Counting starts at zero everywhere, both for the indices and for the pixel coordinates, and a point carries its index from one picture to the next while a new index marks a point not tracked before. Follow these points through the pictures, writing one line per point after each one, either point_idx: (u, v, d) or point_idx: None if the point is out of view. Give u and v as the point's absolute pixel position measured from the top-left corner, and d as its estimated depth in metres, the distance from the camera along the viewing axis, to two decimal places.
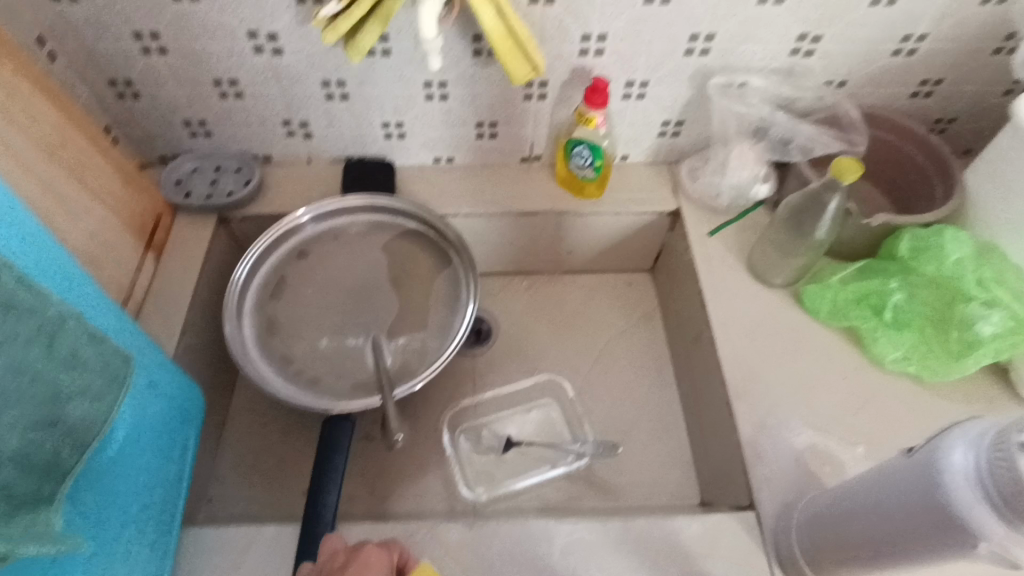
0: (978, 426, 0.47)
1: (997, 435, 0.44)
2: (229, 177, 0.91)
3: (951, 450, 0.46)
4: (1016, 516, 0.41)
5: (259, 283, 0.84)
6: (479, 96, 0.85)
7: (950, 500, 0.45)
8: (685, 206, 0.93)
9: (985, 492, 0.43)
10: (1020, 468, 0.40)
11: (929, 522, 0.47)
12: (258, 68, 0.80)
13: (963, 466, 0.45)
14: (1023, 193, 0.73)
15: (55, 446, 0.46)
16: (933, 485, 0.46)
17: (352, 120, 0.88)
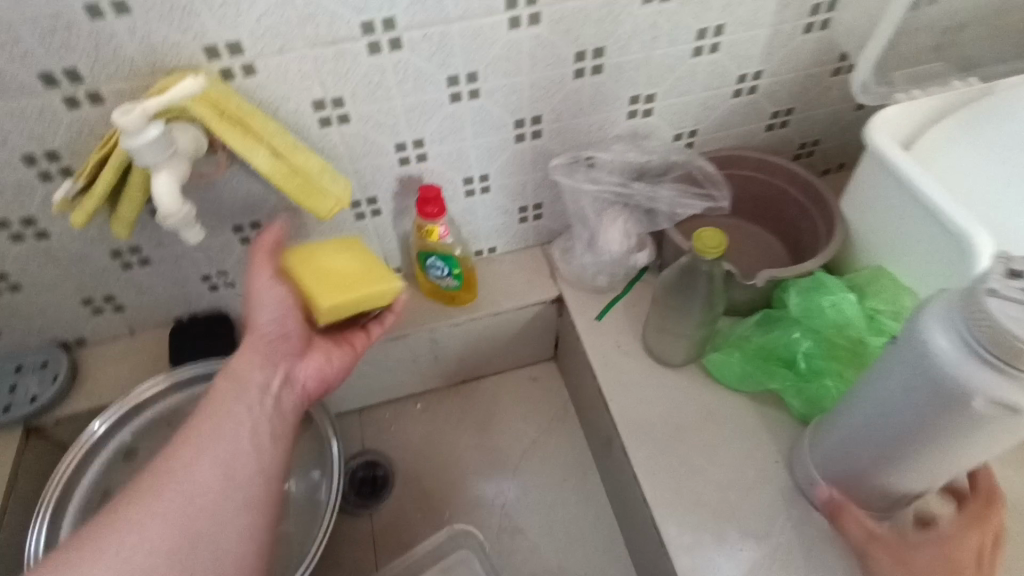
0: (945, 305, 0.47)
1: (967, 300, 0.45)
2: (32, 377, 0.76)
3: (930, 332, 0.47)
4: (1007, 364, 0.42)
5: (76, 511, 0.69)
6: (305, 228, 0.75)
7: (940, 372, 0.46)
8: (566, 292, 0.83)
9: (975, 348, 0.44)
10: (998, 323, 0.42)
11: (934, 402, 0.47)
12: (26, 256, 0.67)
13: (947, 348, 0.45)
14: (903, 214, 0.65)
15: None
16: (925, 368, 0.47)
17: (166, 283, 0.76)
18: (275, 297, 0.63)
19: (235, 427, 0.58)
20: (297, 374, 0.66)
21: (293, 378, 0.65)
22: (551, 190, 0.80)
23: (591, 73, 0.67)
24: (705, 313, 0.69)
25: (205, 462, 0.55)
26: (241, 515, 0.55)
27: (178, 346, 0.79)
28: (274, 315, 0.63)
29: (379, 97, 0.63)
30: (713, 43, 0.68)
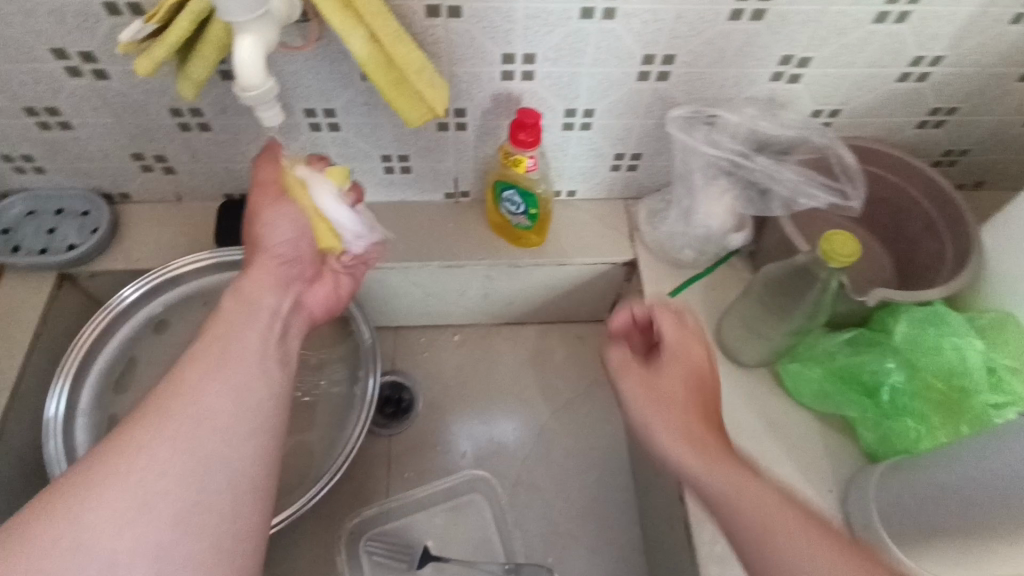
0: None
1: None
2: (71, 223, 0.73)
3: None
4: None
5: (99, 371, 0.66)
6: (380, 127, 0.67)
7: None
8: (642, 257, 0.76)
9: None
10: None
11: None
12: (80, 93, 0.61)
13: None
14: None
15: None
16: None
17: (222, 154, 0.70)
18: (289, 216, 0.57)
19: (244, 343, 0.52)
20: (307, 298, 0.61)
21: (303, 304, 0.61)
22: (656, 143, 0.71)
23: (750, 17, 0.57)
24: (805, 321, 0.63)
25: (216, 387, 0.48)
26: (254, 439, 0.49)
27: (226, 224, 0.74)
28: (288, 235, 0.57)
29: None
30: (902, 11, 0.57)
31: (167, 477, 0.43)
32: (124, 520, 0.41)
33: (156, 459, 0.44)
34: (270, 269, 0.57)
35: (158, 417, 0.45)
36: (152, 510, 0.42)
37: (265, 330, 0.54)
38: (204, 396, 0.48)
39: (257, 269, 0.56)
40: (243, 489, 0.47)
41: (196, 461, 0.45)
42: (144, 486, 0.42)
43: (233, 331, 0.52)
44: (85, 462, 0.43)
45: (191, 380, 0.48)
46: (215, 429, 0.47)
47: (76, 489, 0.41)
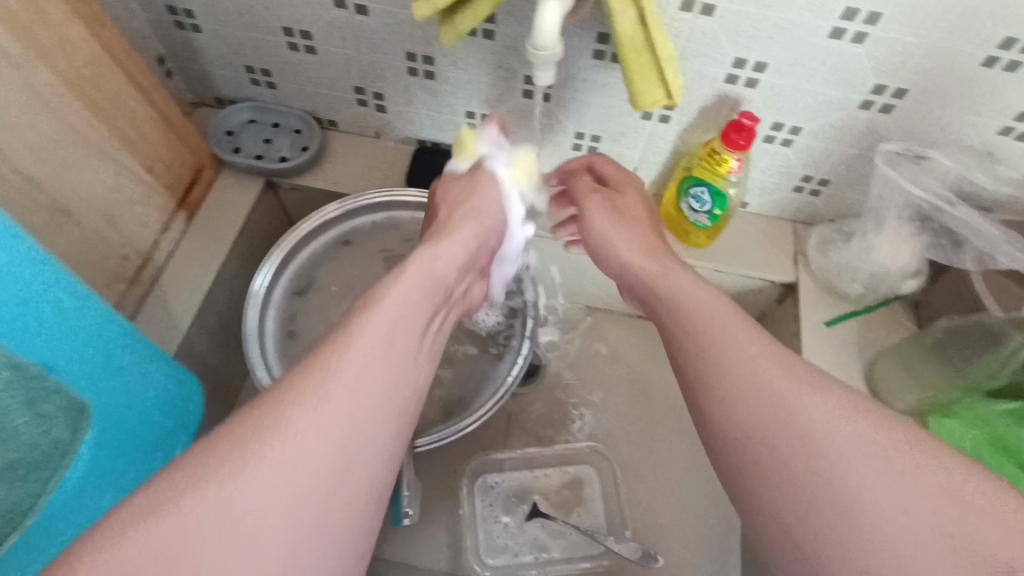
0: None
1: None
2: (285, 138, 0.80)
3: None
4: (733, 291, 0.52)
5: (293, 271, 0.75)
6: (587, 106, 0.70)
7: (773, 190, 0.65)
8: (804, 281, 0.77)
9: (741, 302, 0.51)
10: None
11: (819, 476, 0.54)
12: (336, 24, 0.67)
13: None
14: None
15: None
16: None
17: (433, 102, 0.74)
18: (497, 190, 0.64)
19: (404, 315, 0.49)
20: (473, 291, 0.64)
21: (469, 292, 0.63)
22: (852, 171, 0.71)
23: (1003, 67, 0.56)
24: (984, 378, 0.62)
25: (357, 362, 0.44)
26: (397, 418, 0.45)
27: (417, 166, 0.79)
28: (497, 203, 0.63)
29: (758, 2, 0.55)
30: None
31: (272, 467, 0.38)
32: (278, 474, 0.38)
33: (271, 458, 0.38)
34: (464, 237, 0.58)
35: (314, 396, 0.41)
36: (299, 468, 0.38)
37: (422, 309, 0.51)
38: (346, 371, 0.43)
39: (452, 242, 0.57)
40: (380, 472, 0.42)
41: (320, 443, 0.39)
42: (300, 457, 0.39)
43: (392, 303, 0.49)
44: (218, 445, 0.39)
45: (361, 349, 0.44)
46: (340, 398, 0.41)
47: (232, 448, 0.38)
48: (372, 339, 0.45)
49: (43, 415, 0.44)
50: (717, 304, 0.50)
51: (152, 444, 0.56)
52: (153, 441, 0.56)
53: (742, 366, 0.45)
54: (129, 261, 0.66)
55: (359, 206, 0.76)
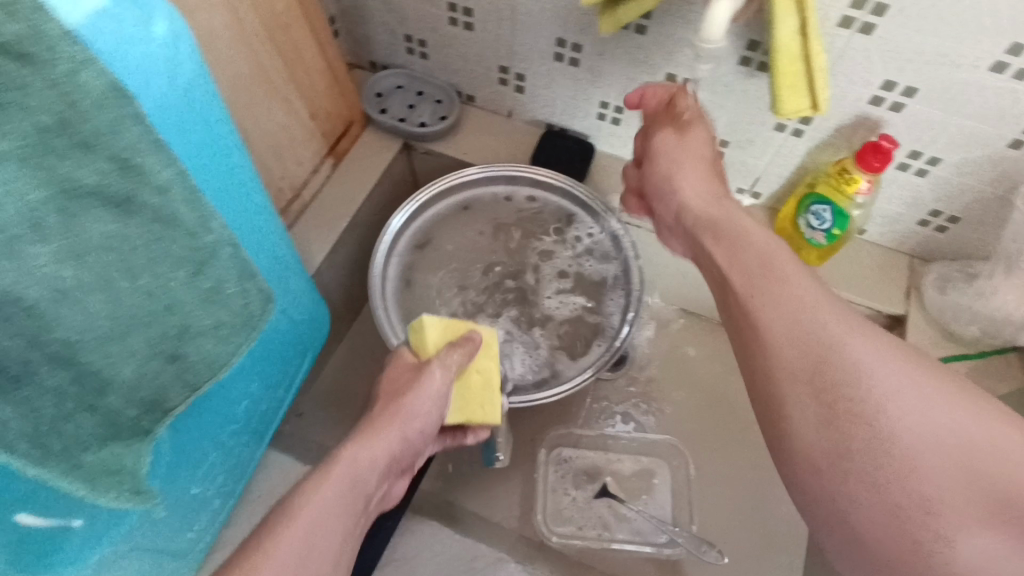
0: None
1: None
2: (427, 106, 0.86)
3: None
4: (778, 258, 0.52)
5: (418, 227, 0.81)
6: (721, 110, 0.71)
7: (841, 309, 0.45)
8: (914, 316, 0.75)
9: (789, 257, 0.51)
10: None
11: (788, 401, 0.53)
12: (498, 5, 0.72)
13: None
14: None
15: (177, 385, 0.38)
16: None
17: (571, 89, 0.78)
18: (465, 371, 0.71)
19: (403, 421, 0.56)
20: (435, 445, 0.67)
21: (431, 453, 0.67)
22: (987, 211, 0.69)
23: None
24: None
25: (332, 494, 0.50)
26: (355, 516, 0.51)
27: (543, 148, 0.84)
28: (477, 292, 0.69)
29: (921, 26, 0.56)
30: None
31: None
32: None
33: None
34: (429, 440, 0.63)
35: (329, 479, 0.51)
36: None
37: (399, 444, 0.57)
38: (320, 507, 0.49)
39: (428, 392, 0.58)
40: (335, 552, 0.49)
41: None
42: None
43: (366, 452, 0.54)
44: None
45: (336, 488, 0.50)
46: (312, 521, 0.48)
47: None
48: (338, 485, 0.51)
49: (243, 288, 0.39)
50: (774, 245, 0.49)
51: (289, 352, 0.60)
52: (291, 344, 0.60)
53: (786, 302, 0.45)
54: (283, 193, 0.74)
55: (488, 175, 0.81)
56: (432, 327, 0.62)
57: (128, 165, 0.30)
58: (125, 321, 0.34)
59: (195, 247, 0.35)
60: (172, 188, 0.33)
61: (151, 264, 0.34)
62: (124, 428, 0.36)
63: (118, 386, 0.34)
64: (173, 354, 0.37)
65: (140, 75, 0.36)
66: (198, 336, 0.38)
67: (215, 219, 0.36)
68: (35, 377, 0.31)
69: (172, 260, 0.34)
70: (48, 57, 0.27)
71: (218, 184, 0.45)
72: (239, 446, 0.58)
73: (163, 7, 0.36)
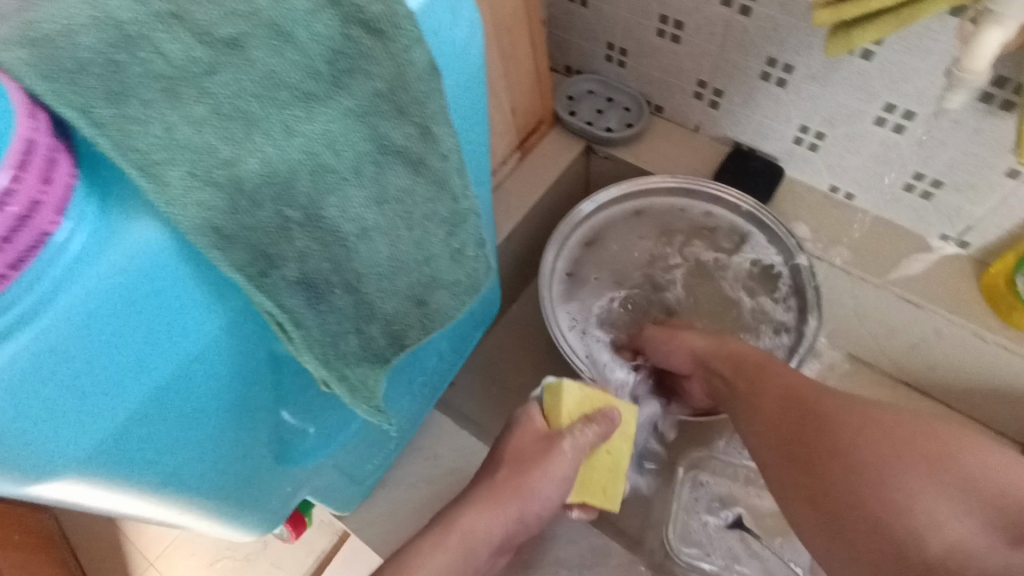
0: None
1: None
2: (615, 113, 0.88)
3: None
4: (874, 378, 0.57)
5: (590, 226, 0.83)
6: (943, 147, 0.66)
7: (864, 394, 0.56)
8: None
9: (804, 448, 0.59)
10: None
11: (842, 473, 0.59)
12: (712, 20, 0.72)
13: None
14: None
15: (416, 324, 0.42)
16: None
17: (770, 109, 0.76)
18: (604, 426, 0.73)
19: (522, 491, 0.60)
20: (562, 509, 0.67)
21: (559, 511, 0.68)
22: None
23: None
24: None
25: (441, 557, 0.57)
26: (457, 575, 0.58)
27: (728, 167, 0.82)
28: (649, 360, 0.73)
29: None
30: None
31: None
32: None
33: None
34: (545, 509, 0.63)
35: (446, 545, 0.58)
36: None
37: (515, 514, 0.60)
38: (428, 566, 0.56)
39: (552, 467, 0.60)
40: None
41: None
42: None
43: (476, 520, 0.59)
44: None
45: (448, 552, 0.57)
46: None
47: None
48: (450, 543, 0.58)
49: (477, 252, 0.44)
50: (768, 401, 0.61)
51: (475, 321, 0.63)
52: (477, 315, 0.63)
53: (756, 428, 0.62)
54: None
55: (671, 185, 0.81)
56: (571, 395, 0.63)
57: (426, 131, 0.37)
58: (397, 263, 0.38)
59: (452, 209, 0.40)
60: (445, 153, 0.38)
61: (422, 217, 0.39)
62: (376, 353, 0.40)
63: (378, 314, 0.39)
64: (420, 298, 0.41)
65: (454, 69, 0.41)
66: (440, 287, 0.42)
67: (470, 189, 0.42)
68: (330, 296, 0.36)
69: (435, 217, 0.40)
70: (392, 34, 0.34)
71: (473, 161, 0.48)
72: (419, 399, 0.63)
73: (470, 2, 0.39)
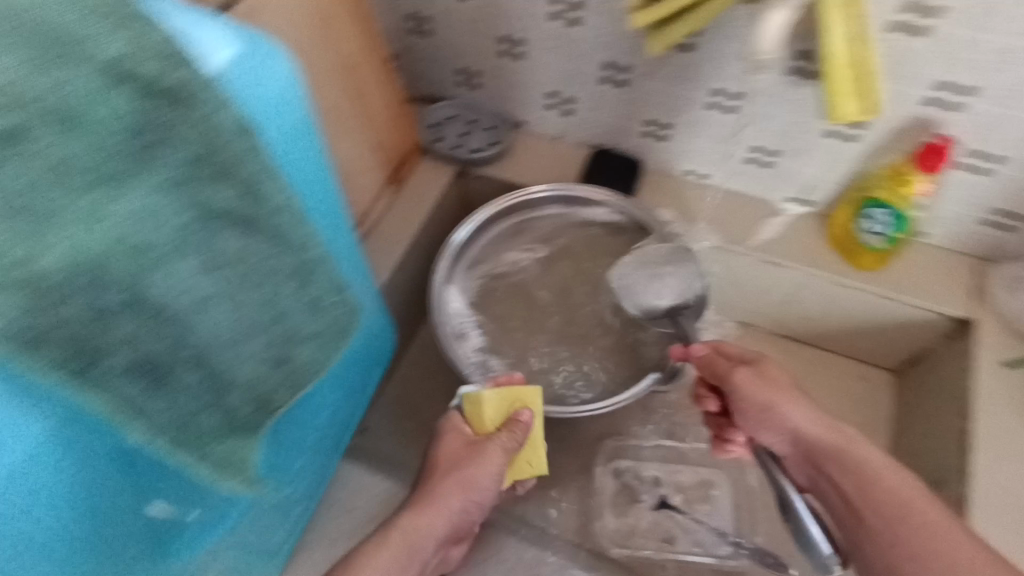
0: None
1: None
2: (479, 133, 0.89)
3: None
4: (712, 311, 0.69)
5: (472, 250, 0.84)
6: (769, 121, 0.72)
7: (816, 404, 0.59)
8: (983, 318, 0.73)
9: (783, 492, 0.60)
10: None
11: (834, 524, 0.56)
12: (547, 34, 0.76)
13: None
14: None
15: (281, 385, 0.41)
16: None
17: (618, 109, 0.81)
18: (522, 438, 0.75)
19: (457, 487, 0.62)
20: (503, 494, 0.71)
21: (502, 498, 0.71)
22: None
23: None
24: None
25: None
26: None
27: (591, 168, 0.86)
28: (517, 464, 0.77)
29: (975, 25, 0.56)
30: None
31: None
32: None
33: None
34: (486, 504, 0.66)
35: (391, 542, 0.59)
36: None
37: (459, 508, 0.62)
38: None
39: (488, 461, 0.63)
40: None
41: None
42: None
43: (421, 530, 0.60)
44: None
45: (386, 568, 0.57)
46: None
47: None
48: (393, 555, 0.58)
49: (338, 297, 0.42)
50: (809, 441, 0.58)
51: (365, 365, 0.63)
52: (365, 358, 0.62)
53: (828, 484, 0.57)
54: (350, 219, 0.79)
55: (541, 195, 0.83)
56: (489, 403, 0.65)
57: (251, 190, 0.35)
58: (242, 329, 0.37)
59: (300, 260, 0.39)
60: (282, 201, 0.37)
61: (266, 275, 0.37)
62: (241, 423, 0.39)
63: (235, 382, 0.38)
64: (279, 357, 0.40)
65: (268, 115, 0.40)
66: (303, 344, 0.41)
67: (318, 237, 0.40)
68: (172, 376, 0.35)
69: (281, 271, 0.38)
70: (190, 101, 0.33)
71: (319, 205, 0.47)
72: (319, 457, 0.61)
73: (280, 51, 0.39)
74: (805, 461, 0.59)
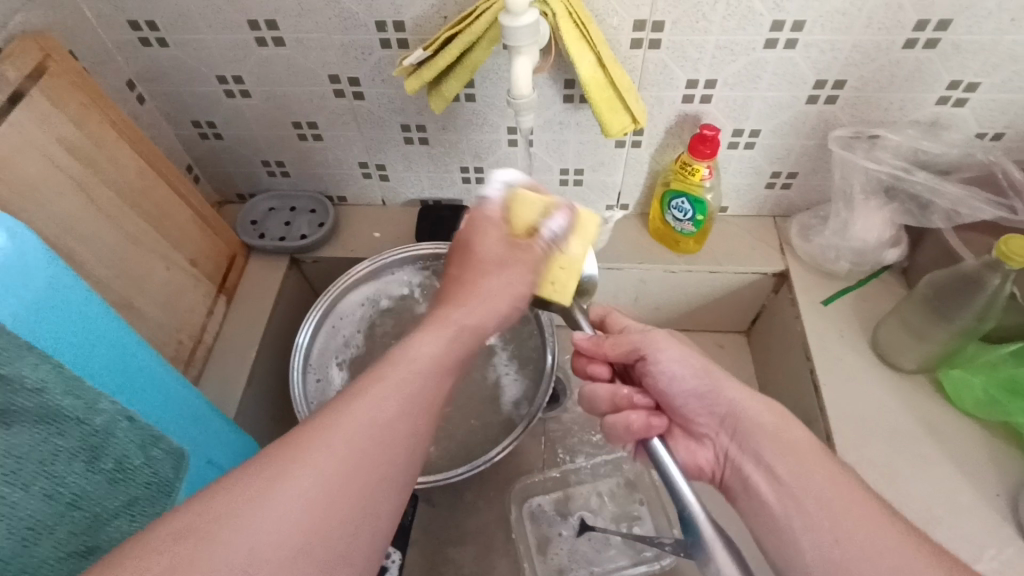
0: None
1: None
2: (303, 218, 0.88)
3: None
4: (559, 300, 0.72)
5: (324, 339, 0.80)
6: (566, 144, 0.77)
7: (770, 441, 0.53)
8: (793, 266, 0.82)
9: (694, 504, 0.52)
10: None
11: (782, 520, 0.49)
12: (338, 111, 0.76)
13: None
14: None
15: None
16: None
17: (431, 164, 0.83)
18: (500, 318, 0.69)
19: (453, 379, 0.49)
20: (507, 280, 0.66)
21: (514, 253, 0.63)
22: (815, 161, 0.77)
23: (923, 46, 0.63)
24: (972, 322, 0.67)
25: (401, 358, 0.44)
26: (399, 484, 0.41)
27: (424, 224, 0.87)
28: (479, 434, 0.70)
29: (697, 30, 0.64)
30: None
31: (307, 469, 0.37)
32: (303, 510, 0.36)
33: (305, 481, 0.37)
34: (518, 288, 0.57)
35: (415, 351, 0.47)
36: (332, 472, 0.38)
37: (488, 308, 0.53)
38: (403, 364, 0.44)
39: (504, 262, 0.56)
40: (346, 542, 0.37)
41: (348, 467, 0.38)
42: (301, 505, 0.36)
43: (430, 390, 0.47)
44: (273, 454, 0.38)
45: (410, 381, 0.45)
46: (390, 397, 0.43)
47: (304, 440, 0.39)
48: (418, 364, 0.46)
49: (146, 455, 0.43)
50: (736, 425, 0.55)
51: None
52: None
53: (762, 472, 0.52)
54: (184, 344, 0.73)
55: (374, 266, 0.82)
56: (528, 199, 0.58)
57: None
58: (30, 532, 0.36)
59: (86, 433, 0.39)
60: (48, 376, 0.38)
61: (45, 462, 0.37)
62: None
63: None
64: (85, 548, 0.39)
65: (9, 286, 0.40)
66: (111, 521, 0.40)
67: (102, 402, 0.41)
68: None
69: (63, 454, 0.38)
70: None
71: (109, 360, 0.47)
72: None
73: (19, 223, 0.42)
74: (733, 441, 0.56)
